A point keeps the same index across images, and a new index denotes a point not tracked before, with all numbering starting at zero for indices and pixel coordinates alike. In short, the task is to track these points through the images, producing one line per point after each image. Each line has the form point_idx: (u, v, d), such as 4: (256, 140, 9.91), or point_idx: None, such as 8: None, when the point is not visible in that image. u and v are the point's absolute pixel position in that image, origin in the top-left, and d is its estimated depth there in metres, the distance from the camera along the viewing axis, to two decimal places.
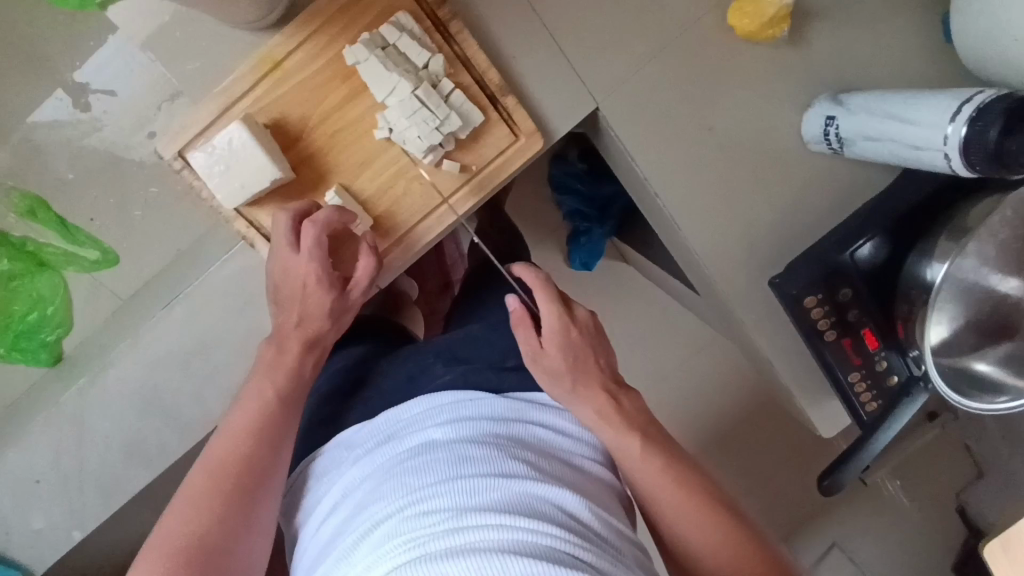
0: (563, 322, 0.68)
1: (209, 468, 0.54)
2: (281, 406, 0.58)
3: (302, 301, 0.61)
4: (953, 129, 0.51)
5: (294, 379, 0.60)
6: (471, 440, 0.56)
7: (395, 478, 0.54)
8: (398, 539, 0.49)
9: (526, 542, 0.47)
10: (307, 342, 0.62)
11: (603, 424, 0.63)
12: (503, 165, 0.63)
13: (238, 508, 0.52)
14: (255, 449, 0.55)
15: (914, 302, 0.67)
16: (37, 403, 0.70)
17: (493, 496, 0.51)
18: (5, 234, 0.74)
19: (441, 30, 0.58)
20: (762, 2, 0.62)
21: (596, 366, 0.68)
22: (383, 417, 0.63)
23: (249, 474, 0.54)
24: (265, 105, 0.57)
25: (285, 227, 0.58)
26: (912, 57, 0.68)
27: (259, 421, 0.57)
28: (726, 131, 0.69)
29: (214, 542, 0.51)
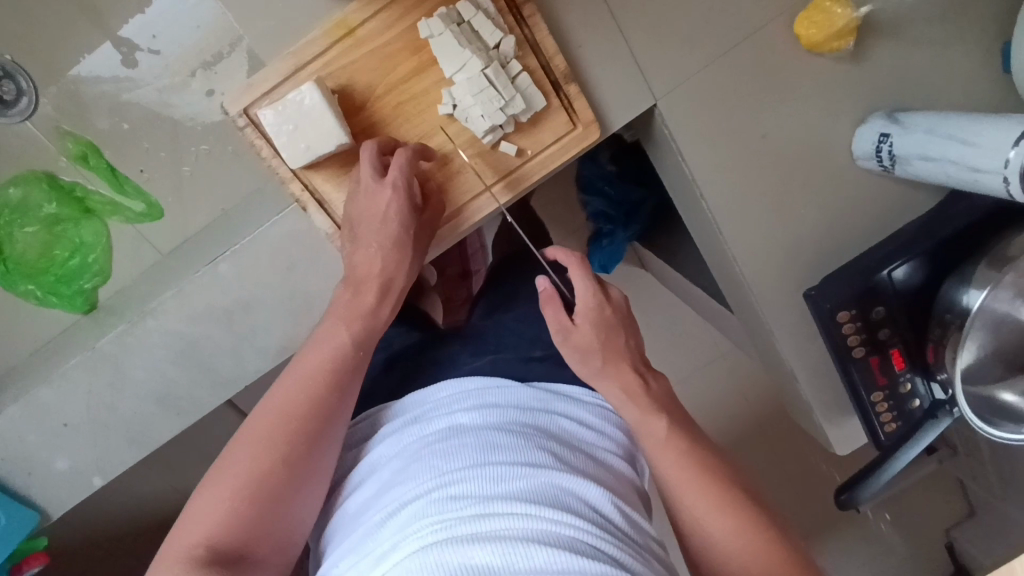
0: (597, 297, 0.67)
1: (285, 403, 0.55)
2: (350, 359, 0.58)
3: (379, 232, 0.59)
4: (1016, 154, 0.52)
5: (369, 324, 0.60)
6: (499, 428, 0.57)
7: (423, 460, 0.54)
8: (425, 521, 0.49)
9: (550, 532, 0.47)
10: (381, 287, 0.61)
11: (627, 403, 0.64)
12: (559, 152, 0.64)
13: (298, 460, 0.54)
14: (320, 404, 0.56)
15: (948, 327, 0.68)
16: (67, 345, 0.71)
17: (519, 485, 0.50)
18: (55, 177, 0.77)
19: (514, 11, 0.58)
20: (833, 12, 0.62)
21: (624, 344, 0.67)
22: (408, 401, 0.64)
23: (312, 428, 0.55)
24: (334, 70, 0.58)
25: (371, 156, 0.58)
26: (967, 84, 0.68)
27: (325, 376, 0.57)
28: (778, 140, 0.69)
29: (280, 476, 0.53)
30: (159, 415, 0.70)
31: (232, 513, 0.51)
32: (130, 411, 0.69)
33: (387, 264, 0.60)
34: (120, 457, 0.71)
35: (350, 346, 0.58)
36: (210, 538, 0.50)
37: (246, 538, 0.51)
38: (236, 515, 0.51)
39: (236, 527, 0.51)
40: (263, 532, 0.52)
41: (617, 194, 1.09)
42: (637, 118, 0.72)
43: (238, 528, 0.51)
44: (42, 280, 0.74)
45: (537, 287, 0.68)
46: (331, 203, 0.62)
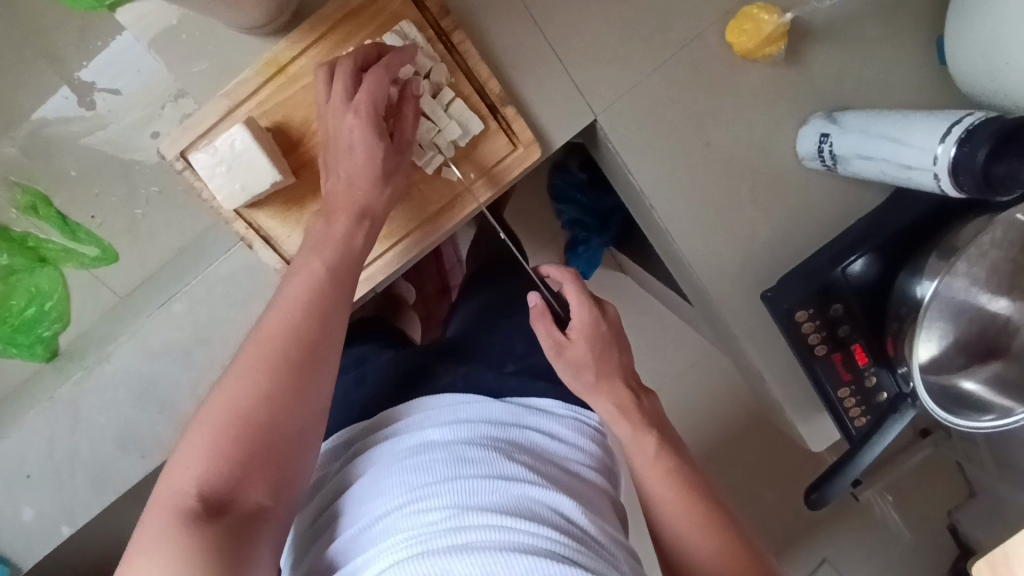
0: (593, 313, 0.65)
1: (260, 340, 0.52)
2: (329, 288, 0.54)
3: (350, 160, 0.55)
4: (943, 149, 0.53)
5: (342, 253, 0.55)
6: (470, 442, 0.54)
7: (394, 476, 0.52)
8: (400, 535, 0.47)
9: (526, 543, 0.45)
10: (356, 213, 0.56)
11: (620, 417, 0.63)
12: (502, 174, 0.64)
13: (287, 398, 0.51)
14: (305, 338, 0.52)
15: (904, 320, 0.68)
16: (32, 396, 0.72)
17: (492, 499, 0.49)
18: (6, 229, 0.77)
19: (445, 40, 0.59)
20: (760, 19, 0.63)
21: (619, 362, 0.65)
22: (378, 420, 0.61)
23: (299, 360, 0.52)
24: (269, 108, 0.58)
25: (346, 73, 0.54)
26: (906, 79, 0.69)
27: (305, 310, 0.53)
28: (722, 146, 0.70)
29: (260, 418, 0.50)
30: (123, 459, 0.69)
31: (221, 455, 0.48)
32: (95, 455, 0.69)
33: (362, 193, 0.55)
34: (80, 501, 0.70)
35: (325, 274, 0.55)
36: (200, 485, 0.47)
37: (239, 481, 0.48)
38: (226, 457, 0.48)
39: (221, 477, 0.47)
40: (252, 474, 0.49)
41: (591, 201, 1.09)
42: (584, 132, 0.73)
43: (230, 470, 0.48)
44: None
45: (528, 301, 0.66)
46: (276, 238, 0.62)
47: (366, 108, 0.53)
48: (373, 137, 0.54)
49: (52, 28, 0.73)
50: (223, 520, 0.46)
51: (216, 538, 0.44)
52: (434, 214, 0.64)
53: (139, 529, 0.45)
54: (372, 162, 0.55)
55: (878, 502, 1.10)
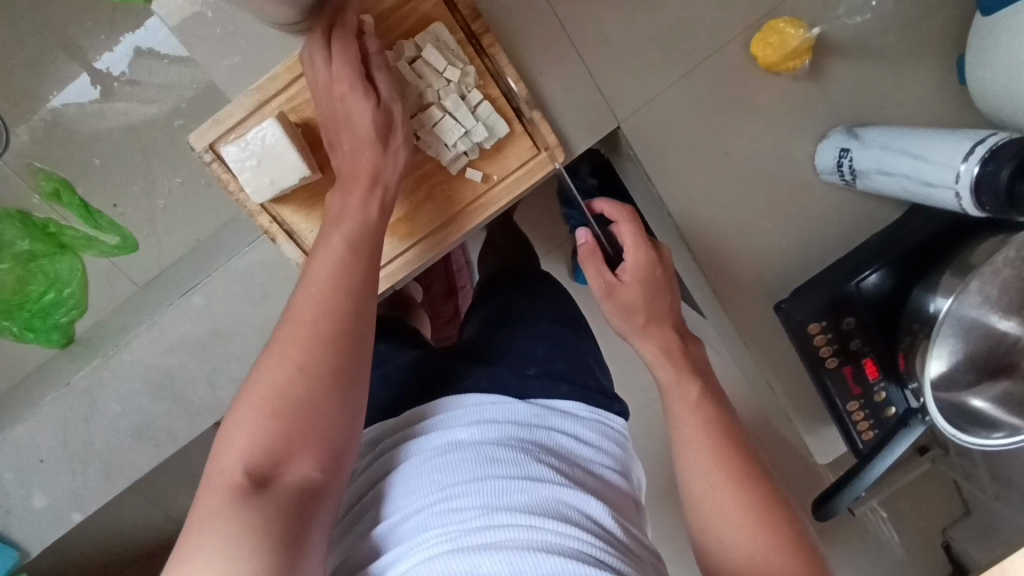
0: (649, 256, 0.65)
1: (295, 317, 0.51)
2: (357, 259, 0.54)
3: (351, 130, 0.55)
4: (966, 167, 0.53)
5: (360, 223, 0.55)
6: (498, 442, 0.55)
7: (424, 474, 0.53)
8: (431, 533, 0.48)
9: (555, 544, 0.46)
10: (369, 181, 0.56)
11: (664, 360, 0.63)
12: (525, 177, 0.64)
13: (321, 369, 0.50)
14: (335, 311, 0.51)
15: (916, 335, 0.68)
16: (46, 380, 0.72)
17: (521, 499, 0.49)
18: (27, 214, 0.80)
19: (474, 43, 0.60)
20: (786, 34, 0.64)
21: (668, 305, 0.65)
22: (403, 418, 0.62)
23: (329, 332, 0.51)
24: (298, 104, 0.58)
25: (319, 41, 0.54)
26: (925, 96, 0.70)
27: (336, 283, 0.52)
28: (741, 158, 0.71)
29: (297, 393, 0.49)
30: (138, 448, 0.69)
31: (263, 432, 0.47)
32: (109, 444, 0.69)
33: (370, 158, 0.55)
34: (93, 488, 0.70)
35: (346, 249, 0.54)
36: (244, 463, 0.46)
37: (281, 458, 0.47)
38: (267, 433, 0.47)
39: (263, 455, 0.47)
40: (293, 449, 0.48)
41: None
42: (606, 138, 0.73)
43: (271, 449, 0.47)
44: (17, 316, 0.76)
45: (578, 240, 0.66)
46: (299, 232, 0.62)
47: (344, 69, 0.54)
48: (358, 94, 0.54)
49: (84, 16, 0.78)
50: (267, 497, 0.45)
51: (262, 515, 0.44)
52: (467, 198, 0.63)
53: (192, 508, 0.45)
54: (367, 126, 0.54)
55: (873, 514, 1.14)
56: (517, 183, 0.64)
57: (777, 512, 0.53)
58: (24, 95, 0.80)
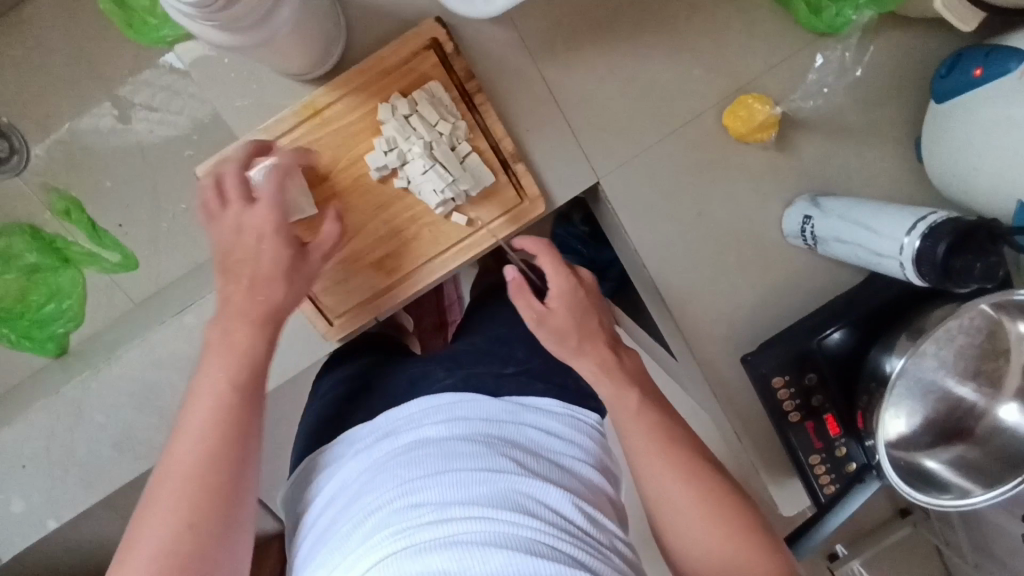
0: (570, 282, 0.68)
1: (175, 480, 0.47)
2: (239, 402, 0.50)
3: (254, 265, 0.55)
4: (909, 241, 0.58)
5: (249, 364, 0.52)
6: (463, 438, 0.57)
7: (389, 471, 0.55)
8: (387, 530, 0.50)
9: (508, 534, 0.49)
10: (262, 316, 0.54)
11: (603, 377, 0.64)
12: (506, 224, 0.68)
13: (206, 529, 0.46)
14: (221, 463, 0.48)
15: (873, 394, 0.72)
16: (37, 389, 0.74)
17: (481, 490, 0.52)
18: (38, 230, 0.84)
19: (468, 100, 0.64)
20: (754, 107, 0.69)
21: (598, 324, 0.68)
22: (377, 419, 0.64)
23: (215, 491, 0.47)
24: (301, 147, 0.63)
25: (234, 177, 0.57)
26: (886, 171, 0.75)
27: (220, 435, 0.48)
28: (714, 216, 0.76)
29: (186, 567, 0.44)
30: (117, 460, 0.71)
31: None
32: (90, 454, 0.71)
33: (272, 294, 0.54)
34: (69, 497, 0.71)
35: (228, 397, 0.50)
36: None
37: None
38: None
39: None
40: None
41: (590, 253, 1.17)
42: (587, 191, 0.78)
43: None
44: (14, 324, 0.75)
45: (505, 276, 0.67)
46: None
47: (271, 203, 0.55)
48: (279, 232, 0.55)
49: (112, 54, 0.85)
50: None
51: None
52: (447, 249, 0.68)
53: None
54: (276, 262, 0.55)
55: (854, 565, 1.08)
56: (489, 241, 0.69)
57: (732, 504, 0.57)
58: (46, 117, 0.86)
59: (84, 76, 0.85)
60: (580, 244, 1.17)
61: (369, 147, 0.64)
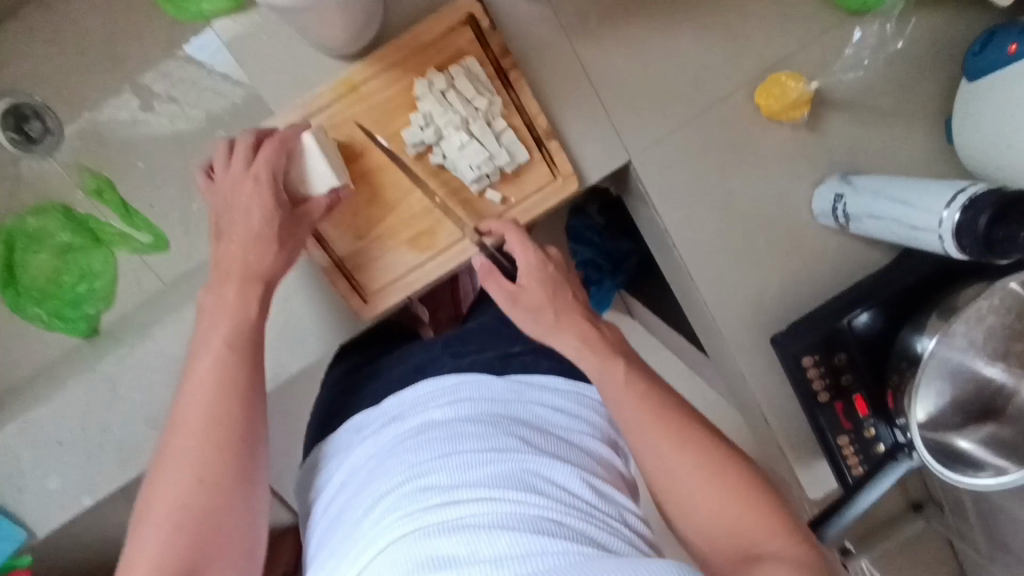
0: (538, 255, 0.64)
1: (185, 427, 0.53)
2: (239, 363, 0.55)
3: (243, 228, 0.59)
4: (947, 214, 0.58)
5: (237, 321, 0.57)
6: (470, 419, 0.57)
7: (398, 455, 0.56)
8: (397, 515, 0.51)
9: (516, 514, 0.50)
10: (246, 278, 0.59)
11: (585, 351, 0.61)
12: (540, 202, 0.68)
13: (212, 468, 0.52)
14: (225, 417, 0.53)
15: (903, 374, 0.72)
16: (72, 367, 0.75)
17: (487, 471, 0.52)
18: (69, 208, 0.80)
19: (502, 77, 0.65)
20: (788, 86, 0.69)
21: (573, 297, 0.65)
22: (384, 401, 0.64)
23: (219, 435, 0.52)
24: (338, 122, 0.63)
25: (245, 143, 0.60)
26: (916, 152, 0.75)
27: (221, 390, 0.54)
28: (743, 197, 0.76)
29: (200, 504, 0.50)
30: (150, 437, 0.72)
31: (170, 546, 0.48)
32: (125, 432, 0.71)
33: (252, 256, 0.59)
34: (105, 474, 0.72)
35: (225, 351, 0.55)
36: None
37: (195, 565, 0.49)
38: (173, 546, 0.49)
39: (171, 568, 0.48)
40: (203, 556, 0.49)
41: (606, 244, 1.18)
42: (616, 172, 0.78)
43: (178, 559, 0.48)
44: (49, 304, 0.79)
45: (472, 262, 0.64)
46: (329, 239, 0.67)
47: (263, 171, 0.59)
48: (268, 198, 0.59)
49: None
50: None
51: None
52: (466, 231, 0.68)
53: None
54: (257, 224, 0.59)
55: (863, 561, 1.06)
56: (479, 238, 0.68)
57: (735, 468, 0.56)
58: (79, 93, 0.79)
59: None
60: (596, 235, 1.18)
61: (405, 123, 0.64)
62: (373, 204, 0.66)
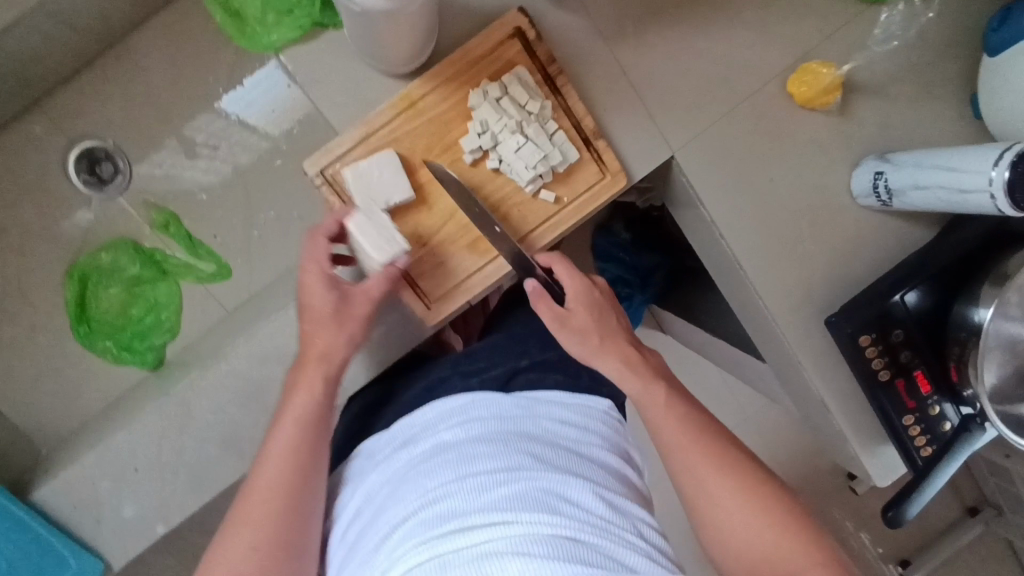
0: (585, 281, 0.67)
1: (258, 488, 0.58)
2: (307, 431, 0.60)
3: (311, 313, 0.64)
4: (997, 173, 0.60)
5: (314, 392, 0.62)
6: (482, 439, 0.56)
7: (412, 481, 0.55)
8: (412, 542, 0.50)
9: (530, 537, 0.49)
10: (320, 357, 0.63)
11: (628, 374, 0.64)
12: (591, 198, 0.71)
13: (276, 530, 0.56)
14: (289, 481, 0.58)
15: (965, 344, 0.72)
16: (147, 394, 0.77)
17: (501, 493, 0.51)
18: (138, 243, 0.91)
19: (549, 83, 0.69)
20: (819, 74, 0.73)
21: (618, 323, 0.68)
22: (392, 427, 0.63)
23: (285, 499, 0.57)
24: (398, 136, 0.67)
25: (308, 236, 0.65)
26: (946, 127, 0.78)
27: (287, 456, 0.59)
28: (783, 184, 0.78)
29: (264, 559, 0.55)
30: (224, 459, 0.73)
31: None
32: (199, 454, 0.72)
33: (323, 338, 0.64)
34: (179, 498, 0.73)
35: (296, 421, 0.61)
36: None
37: None
38: None
39: None
40: None
41: (632, 260, 1.20)
42: (657, 170, 0.81)
43: None
44: (121, 336, 0.88)
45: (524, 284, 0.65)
46: None
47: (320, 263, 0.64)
48: (328, 285, 0.64)
49: (206, 74, 0.90)
50: None
51: None
52: (524, 234, 0.71)
53: None
54: (320, 309, 0.64)
55: None
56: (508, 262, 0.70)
57: (768, 490, 0.59)
58: (149, 141, 0.91)
59: (176, 98, 0.90)
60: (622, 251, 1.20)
61: (461, 133, 0.68)
62: (432, 213, 0.69)
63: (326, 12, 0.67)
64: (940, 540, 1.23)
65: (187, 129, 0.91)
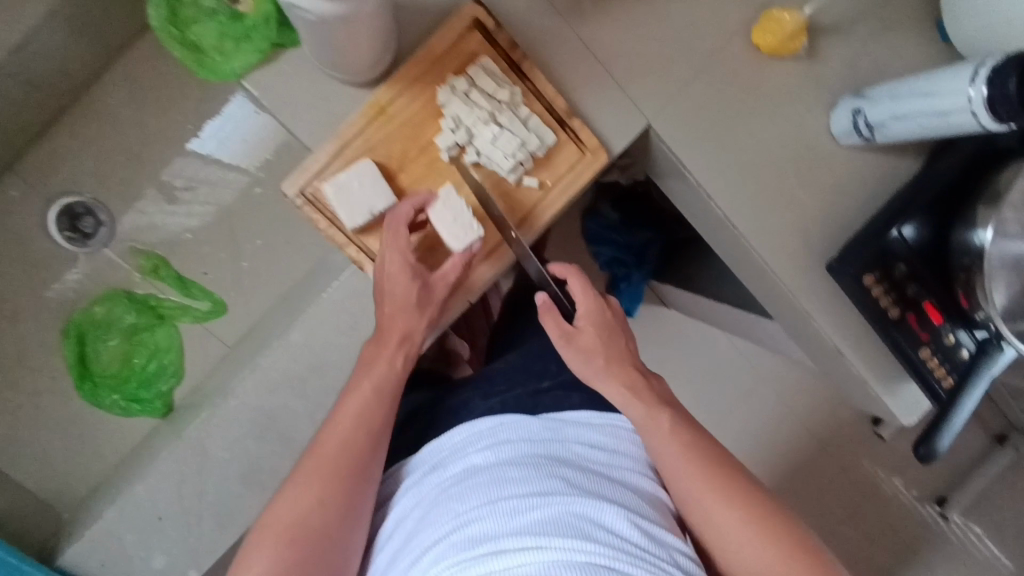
0: (597, 300, 0.67)
1: (320, 452, 0.58)
2: (381, 407, 0.61)
3: (392, 295, 0.63)
4: (975, 90, 0.59)
5: (387, 374, 0.62)
6: (513, 462, 0.56)
7: (443, 504, 0.54)
8: (444, 564, 0.49)
9: (563, 561, 0.47)
10: (399, 339, 0.64)
11: (633, 400, 0.63)
12: (575, 179, 0.70)
13: (337, 497, 0.56)
14: (356, 446, 0.59)
15: (969, 270, 0.71)
16: (160, 440, 0.76)
17: (534, 516, 0.50)
18: (131, 291, 0.91)
19: (515, 69, 0.68)
20: (782, 19, 0.73)
21: (626, 346, 0.67)
22: (421, 459, 0.62)
23: (347, 467, 0.58)
24: (373, 144, 0.66)
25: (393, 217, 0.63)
26: (914, 56, 0.78)
27: (359, 422, 0.60)
28: (763, 137, 0.77)
29: (316, 524, 0.55)
30: (246, 495, 0.72)
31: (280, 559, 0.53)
32: (220, 493, 0.72)
33: (405, 321, 0.64)
34: (208, 539, 0.72)
35: (372, 395, 0.61)
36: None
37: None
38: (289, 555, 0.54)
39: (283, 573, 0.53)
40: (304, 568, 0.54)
41: (625, 239, 1.19)
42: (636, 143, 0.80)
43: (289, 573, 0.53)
44: (127, 388, 0.86)
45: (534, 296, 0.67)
46: None
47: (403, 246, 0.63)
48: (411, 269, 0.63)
49: (174, 114, 0.90)
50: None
51: None
52: (518, 219, 0.70)
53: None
54: (404, 294, 0.63)
55: None
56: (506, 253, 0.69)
57: (781, 527, 0.57)
58: (127, 189, 0.91)
59: (147, 142, 0.90)
60: (613, 232, 1.20)
61: (435, 132, 0.67)
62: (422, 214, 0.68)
63: (281, 32, 0.67)
64: (972, 474, 1.23)
65: (164, 173, 0.91)
